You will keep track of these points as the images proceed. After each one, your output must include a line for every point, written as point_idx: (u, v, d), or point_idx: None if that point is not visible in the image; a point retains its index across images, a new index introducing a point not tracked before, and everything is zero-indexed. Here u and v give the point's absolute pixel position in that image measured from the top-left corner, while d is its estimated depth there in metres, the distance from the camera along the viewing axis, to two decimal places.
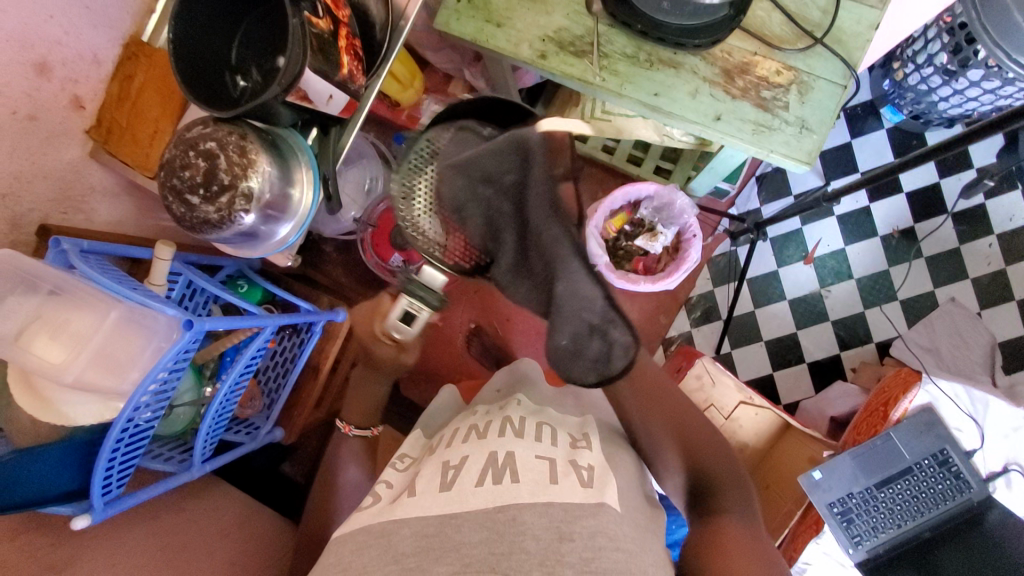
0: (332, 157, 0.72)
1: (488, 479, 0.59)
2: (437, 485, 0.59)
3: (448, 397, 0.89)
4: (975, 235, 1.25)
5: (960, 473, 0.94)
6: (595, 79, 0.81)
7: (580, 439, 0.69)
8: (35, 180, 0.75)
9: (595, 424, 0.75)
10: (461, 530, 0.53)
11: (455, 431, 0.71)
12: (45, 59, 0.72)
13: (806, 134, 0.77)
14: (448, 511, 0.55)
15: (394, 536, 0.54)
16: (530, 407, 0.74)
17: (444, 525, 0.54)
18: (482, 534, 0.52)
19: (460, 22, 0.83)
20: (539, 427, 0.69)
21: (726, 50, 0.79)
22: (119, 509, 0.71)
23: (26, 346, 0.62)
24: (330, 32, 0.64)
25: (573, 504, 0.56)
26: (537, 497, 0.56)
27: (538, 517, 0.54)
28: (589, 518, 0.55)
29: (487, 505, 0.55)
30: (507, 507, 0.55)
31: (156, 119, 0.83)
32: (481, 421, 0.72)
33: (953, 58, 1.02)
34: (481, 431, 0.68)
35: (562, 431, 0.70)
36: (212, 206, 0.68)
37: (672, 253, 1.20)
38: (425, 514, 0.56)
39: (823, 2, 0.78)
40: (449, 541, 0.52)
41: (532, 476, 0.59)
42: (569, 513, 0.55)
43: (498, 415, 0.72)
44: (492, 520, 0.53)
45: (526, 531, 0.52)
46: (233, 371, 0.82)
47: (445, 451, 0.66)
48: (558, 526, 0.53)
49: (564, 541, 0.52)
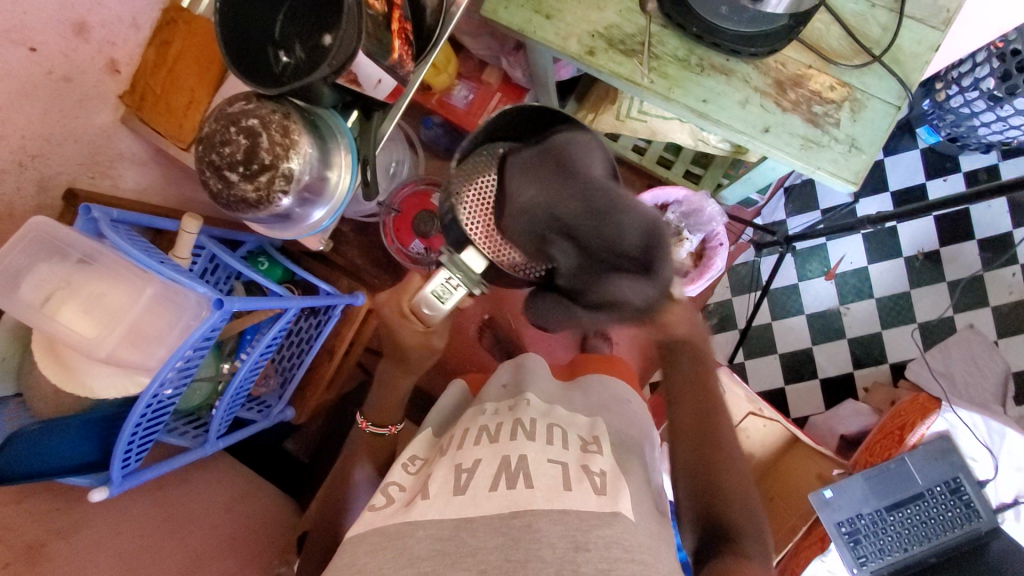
0: (373, 143, 0.71)
1: (503, 482, 0.58)
2: (450, 488, 0.58)
3: (455, 391, 0.90)
4: (1000, 263, 1.24)
5: (971, 502, 0.94)
6: (643, 80, 0.79)
7: (590, 442, 0.68)
8: (65, 143, 0.73)
9: (606, 428, 0.73)
10: (477, 534, 0.53)
11: (465, 432, 0.70)
12: (83, 19, 0.70)
13: (855, 153, 0.76)
14: (463, 515, 0.55)
15: (409, 537, 0.54)
16: (540, 409, 0.73)
17: (458, 529, 0.53)
18: (497, 540, 0.52)
19: (508, 11, 0.81)
20: (550, 428, 0.68)
21: (780, 61, 0.77)
22: (136, 482, 0.70)
23: (53, 313, 0.61)
24: (384, 15, 0.62)
25: (586, 512, 0.55)
26: (552, 504, 0.56)
27: (554, 524, 0.53)
28: (605, 528, 0.54)
29: (501, 511, 0.55)
30: (522, 513, 0.54)
31: (192, 87, 0.78)
32: (489, 423, 0.70)
33: (1001, 84, 0.99)
34: (492, 434, 0.67)
35: (572, 433, 0.69)
36: (250, 184, 0.65)
37: (696, 260, 1.20)
38: (440, 517, 0.55)
39: (884, 18, 0.75)
40: (464, 545, 0.52)
41: (545, 481, 0.59)
42: (584, 522, 0.54)
43: (509, 416, 0.71)
44: (507, 526, 0.53)
45: (541, 539, 0.52)
46: (255, 350, 0.82)
47: (456, 453, 0.65)
48: (573, 535, 0.53)
49: (580, 551, 0.52)
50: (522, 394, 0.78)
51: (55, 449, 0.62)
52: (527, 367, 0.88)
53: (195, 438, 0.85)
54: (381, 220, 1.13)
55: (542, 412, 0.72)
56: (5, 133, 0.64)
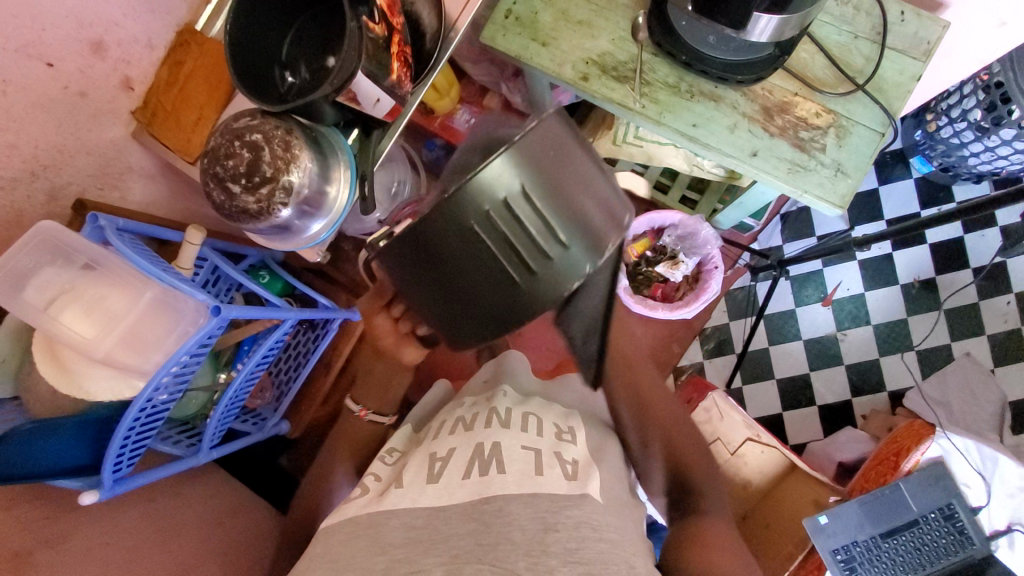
0: (371, 157, 0.73)
1: (475, 470, 0.64)
2: (425, 476, 0.65)
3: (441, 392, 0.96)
4: (995, 292, 1.25)
5: (964, 529, 0.94)
6: (635, 105, 0.82)
7: (564, 431, 0.73)
8: (77, 155, 0.76)
9: (580, 417, 0.79)
10: (450, 522, 0.58)
11: (443, 423, 0.77)
12: (100, 39, 0.73)
13: (841, 177, 0.78)
14: (437, 504, 0.61)
15: (383, 527, 0.59)
16: (516, 399, 0.78)
17: (432, 517, 0.59)
18: (470, 526, 0.57)
19: (506, 38, 0.85)
20: (525, 417, 0.73)
21: (767, 88, 0.80)
22: (127, 488, 0.71)
23: (55, 316, 0.63)
24: (384, 38, 0.65)
25: (559, 495, 0.60)
26: (523, 487, 0.61)
27: (524, 507, 0.58)
28: (574, 508, 0.59)
29: (473, 497, 0.60)
30: (493, 499, 0.59)
31: (201, 106, 0.81)
32: (467, 414, 0.76)
33: (987, 115, 1.02)
34: (468, 423, 0.73)
35: (547, 421, 0.74)
36: (252, 196, 0.67)
37: (692, 283, 1.21)
38: (414, 506, 0.61)
39: (866, 49, 0.78)
40: (438, 533, 0.57)
41: (517, 467, 0.64)
42: (554, 504, 0.59)
43: (485, 406, 0.76)
44: (480, 512, 0.58)
45: (513, 523, 0.57)
46: (251, 360, 0.83)
47: (433, 443, 0.72)
48: (543, 516, 0.57)
49: (549, 531, 0.56)
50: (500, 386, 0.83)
51: (45, 451, 0.63)
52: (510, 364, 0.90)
53: (188, 447, 0.86)
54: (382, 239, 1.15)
55: (518, 402, 0.78)
56: (21, 143, 0.68)
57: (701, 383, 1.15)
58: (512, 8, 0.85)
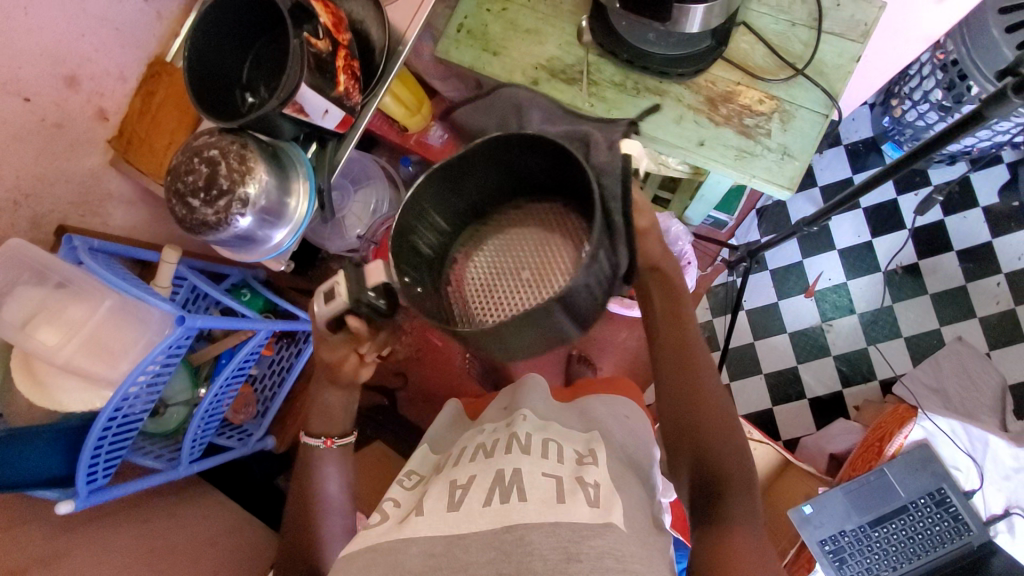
0: (328, 168, 0.79)
1: (496, 497, 0.62)
2: (445, 505, 0.63)
3: (451, 410, 0.99)
4: (983, 273, 1.23)
5: (959, 515, 0.90)
6: (585, 104, 0.84)
7: (585, 456, 0.70)
8: (56, 183, 0.81)
9: (602, 441, 0.74)
10: (469, 550, 0.57)
11: (465, 451, 0.75)
12: (74, 74, 0.78)
13: (788, 160, 0.79)
14: (457, 532, 0.59)
15: (403, 554, 0.58)
16: (536, 424, 0.75)
17: (452, 547, 0.58)
18: (490, 556, 0.55)
19: (459, 50, 0.89)
20: (545, 444, 0.71)
21: (710, 80, 0.82)
22: (101, 498, 0.73)
23: (30, 333, 0.67)
24: (328, 53, 0.68)
25: (580, 525, 0.58)
26: (545, 517, 0.58)
27: (547, 537, 0.56)
28: (597, 539, 0.56)
29: (494, 527, 0.58)
30: (514, 528, 0.57)
31: (172, 132, 0.85)
32: (488, 440, 0.74)
33: (948, 94, 1.02)
34: (489, 450, 0.71)
35: (568, 448, 0.72)
36: (211, 209, 0.71)
37: (669, 280, 1.21)
38: (434, 534, 0.59)
39: (805, 35, 0.80)
40: (457, 562, 0.56)
41: (539, 494, 0.62)
42: (574, 533, 0.57)
43: (505, 432, 0.73)
44: (502, 542, 0.56)
45: (534, 553, 0.55)
46: (224, 371, 0.85)
47: (452, 471, 0.70)
48: (565, 546, 0.55)
49: (571, 562, 0.54)
50: (518, 411, 0.79)
51: (20, 461, 0.65)
52: (527, 387, 0.88)
53: (169, 461, 0.88)
54: (363, 253, 1.21)
55: (538, 427, 0.74)
56: (1, 173, 0.73)
57: None
58: (464, 23, 0.90)
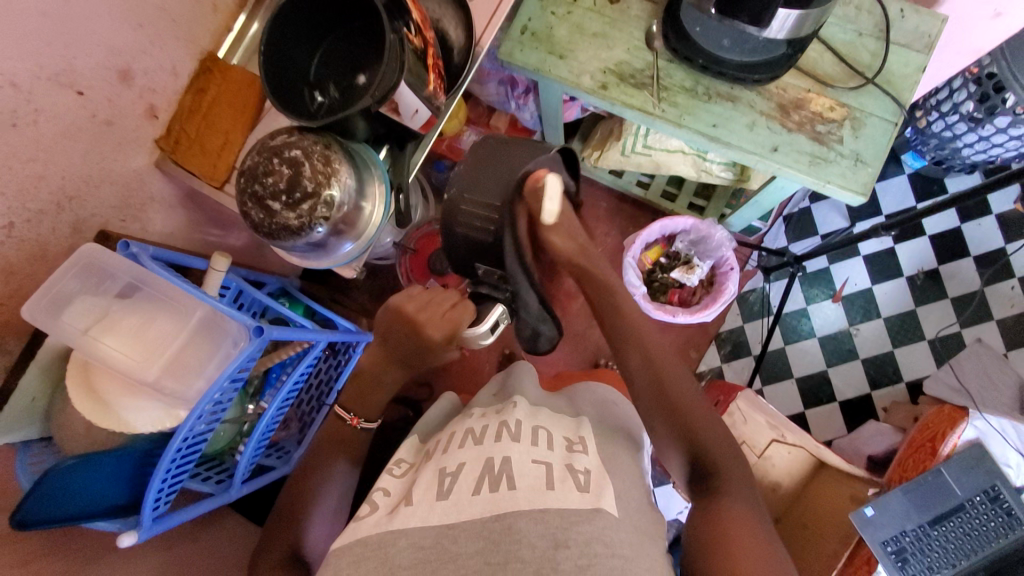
0: (405, 171, 0.76)
1: (484, 486, 0.57)
2: (434, 494, 0.58)
3: (446, 404, 0.90)
4: (999, 277, 1.28)
5: (1012, 510, 0.94)
6: (655, 109, 0.84)
7: (575, 442, 0.68)
8: (102, 185, 0.74)
9: (588, 424, 0.74)
10: (458, 541, 0.52)
11: (451, 435, 0.70)
12: (128, 67, 0.72)
13: (861, 166, 0.80)
14: (446, 522, 0.54)
15: (391, 548, 0.53)
16: (527, 411, 0.72)
17: (441, 537, 0.53)
18: (478, 545, 0.51)
19: (524, 52, 0.87)
20: (534, 431, 0.68)
21: (781, 87, 0.82)
22: (165, 526, 0.66)
23: (97, 344, 0.61)
24: (421, 49, 0.67)
25: (567, 511, 0.55)
26: (534, 505, 0.55)
27: (534, 524, 0.53)
28: (584, 524, 0.54)
29: (483, 514, 0.54)
30: (503, 516, 0.54)
31: (226, 130, 0.82)
32: (476, 425, 0.70)
33: (980, 106, 1.07)
34: (477, 435, 0.66)
35: (557, 434, 0.69)
36: (293, 212, 0.66)
37: (707, 287, 1.22)
38: (424, 525, 0.54)
39: (872, 45, 0.82)
40: (447, 552, 0.51)
41: (528, 482, 0.58)
42: (564, 519, 0.53)
43: (494, 419, 0.70)
44: (489, 530, 0.52)
45: (522, 540, 0.51)
46: (283, 388, 0.80)
47: (442, 457, 0.64)
48: (554, 533, 0.52)
49: (559, 548, 0.51)
50: (510, 399, 0.78)
51: (84, 490, 0.59)
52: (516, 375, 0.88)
53: (218, 484, 0.82)
54: (397, 260, 1.18)
55: (528, 413, 0.72)
56: (49, 173, 0.66)
57: (729, 387, 1.10)
58: (528, 25, 0.87)
